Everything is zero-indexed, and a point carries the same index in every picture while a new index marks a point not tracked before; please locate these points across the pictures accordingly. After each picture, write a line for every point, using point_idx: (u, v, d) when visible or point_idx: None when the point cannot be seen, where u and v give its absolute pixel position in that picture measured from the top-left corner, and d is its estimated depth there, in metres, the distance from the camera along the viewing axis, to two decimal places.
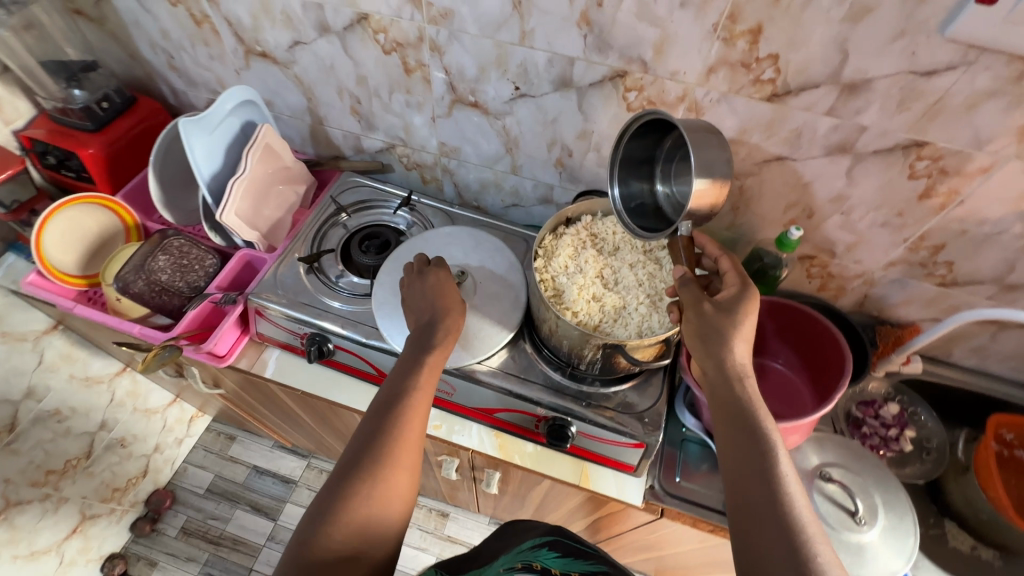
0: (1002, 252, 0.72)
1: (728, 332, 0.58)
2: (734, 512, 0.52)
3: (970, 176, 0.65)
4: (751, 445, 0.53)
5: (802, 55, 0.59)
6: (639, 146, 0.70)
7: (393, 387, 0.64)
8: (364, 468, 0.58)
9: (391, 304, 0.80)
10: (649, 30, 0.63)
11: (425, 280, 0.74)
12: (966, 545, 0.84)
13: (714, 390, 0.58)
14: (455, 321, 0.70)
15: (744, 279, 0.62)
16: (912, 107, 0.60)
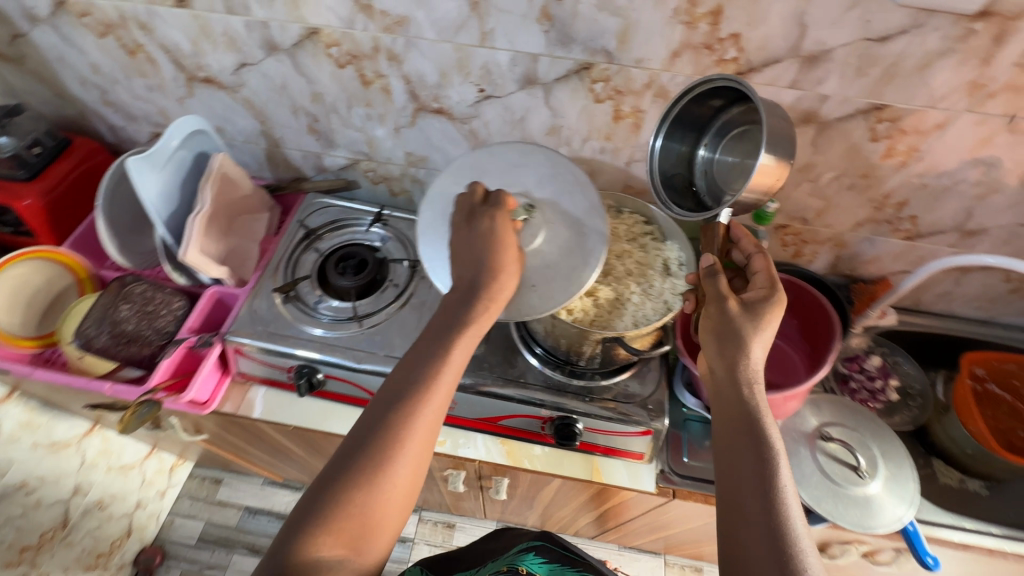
0: (960, 201, 0.76)
1: (749, 332, 0.58)
2: (728, 501, 0.53)
3: (927, 133, 0.67)
4: (751, 446, 0.54)
5: (761, 33, 0.60)
6: (694, 108, 0.66)
7: (414, 370, 0.60)
8: (373, 459, 0.55)
9: (438, 232, 0.70)
10: (610, 20, 0.63)
11: (475, 226, 0.61)
12: (955, 479, 0.89)
13: (720, 390, 0.60)
14: (507, 284, 0.61)
15: (774, 282, 0.62)
16: (870, 73, 0.62)
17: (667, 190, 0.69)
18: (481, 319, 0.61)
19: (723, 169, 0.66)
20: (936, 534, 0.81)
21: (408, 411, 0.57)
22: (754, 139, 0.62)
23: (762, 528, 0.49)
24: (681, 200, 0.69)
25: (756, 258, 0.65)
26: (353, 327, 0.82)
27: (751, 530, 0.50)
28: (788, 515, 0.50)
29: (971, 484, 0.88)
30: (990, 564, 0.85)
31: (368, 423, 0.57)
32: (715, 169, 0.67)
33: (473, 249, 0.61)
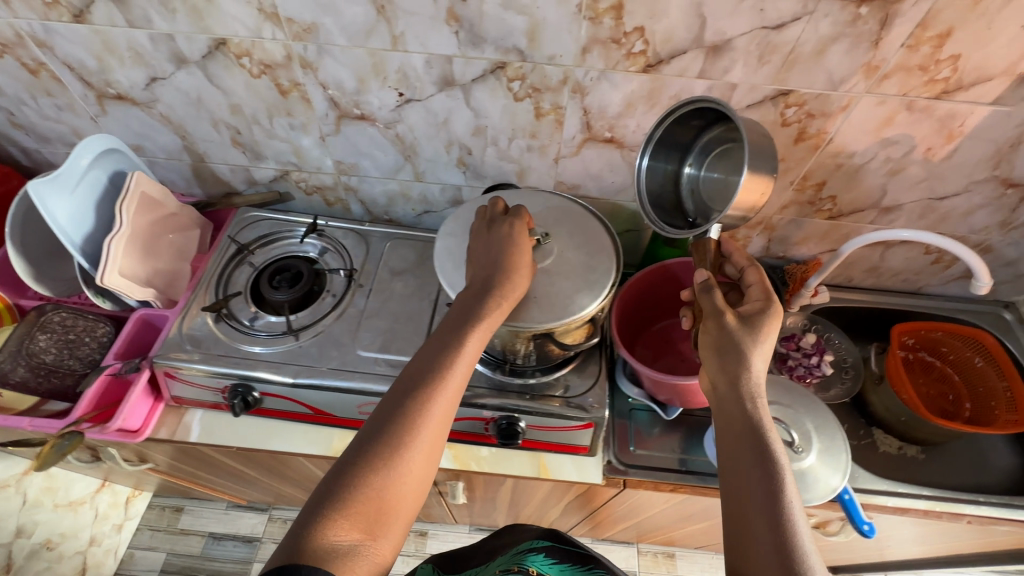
0: (874, 179, 0.79)
1: (751, 345, 0.61)
2: (734, 499, 0.55)
3: (834, 115, 0.70)
4: (752, 450, 0.57)
5: (664, 25, 0.62)
6: (678, 129, 0.67)
7: (428, 364, 0.61)
8: (388, 445, 0.55)
9: (457, 252, 0.73)
10: (517, 19, 0.63)
11: (497, 230, 0.68)
12: (894, 446, 0.93)
13: (722, 403, 0.62)
14: (521, 284, 0.65)
15: (769, 294, 0.65)
16: (772, 60, 0.64)
17: (656, 211, 0.70)
18: (494, 313, 0.63)
19: (711, 187, 0.67)
20: (871, 500, 0.82)
21: (423, 400, 0.58)
22: (736, 159, 0.63)
23: (765, 519, 0.51)
24: (671, 219, 0.70)
25: (748, 270, 0.69)
26: (290, 341, 0.81)
27: (755, 521, 0.52)
28: (790, 508, 0.52)
29: (910, 450, 0.92)
30: (935, 528, 0.89)
31: (383, 413, 0.58)
32: (704, 187, 0.68)
33: (495, 250, 0.67)
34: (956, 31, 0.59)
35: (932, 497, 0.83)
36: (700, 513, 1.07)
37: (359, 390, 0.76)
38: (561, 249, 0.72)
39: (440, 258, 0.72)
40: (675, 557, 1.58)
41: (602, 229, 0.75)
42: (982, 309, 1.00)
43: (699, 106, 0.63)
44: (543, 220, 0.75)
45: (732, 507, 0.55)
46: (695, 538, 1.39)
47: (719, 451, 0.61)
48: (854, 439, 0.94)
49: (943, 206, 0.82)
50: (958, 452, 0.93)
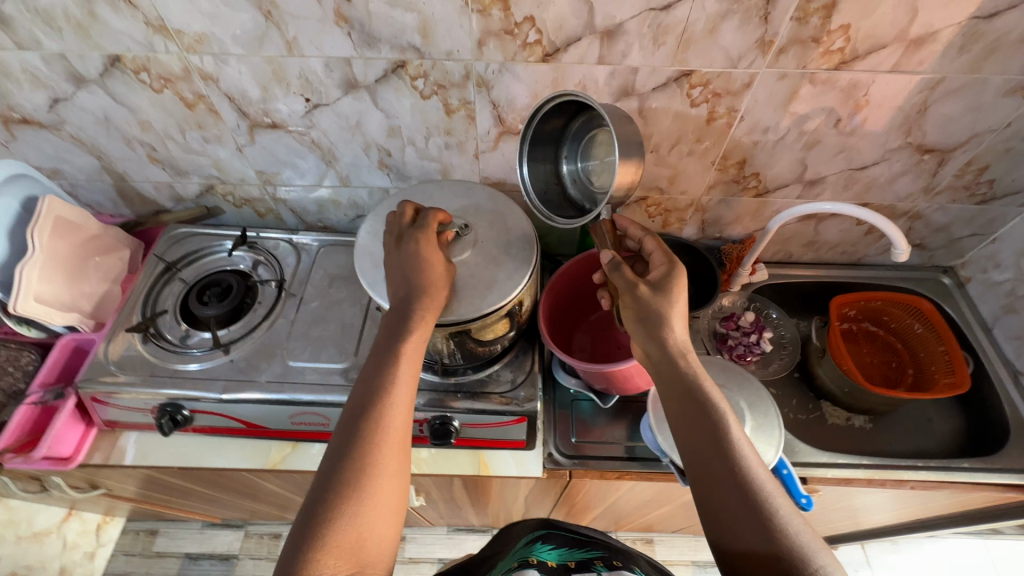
0: (793, 153, 0.79)
1: (668, 308, 0.60)
2: (703, 490, 0.54)
3: (739, 92, 0.70)
4: (707, 426, 0.56)
5: (552, 13, 0.61)
6: (545, 127, 0.69)
7: (371, 388, 0.60)
8: (353, 472, 0.54)
9: (375, 254, 0.70)
10: (407, 16, 0.62)
11: (404, 246, 0.65)
12: (842, 417, 0.93)
13: (659, 371, 0.61)
14: (443, 291, 0.64)
15: (670, 256, 0.65)
16: (666, 42, 0.64)
17: (545, 207, 0.71)
18: (425, 322, 0.62)
19: (589, 172, 0.68)
20: (811, 473, 0.82)
21: (378, 420, 0.58)
22: (606, 144, 0.65)
23: (736, 497, 0.51)
24: (562, 211, 0.71)
25: (646, 239, 0.68)
26: (222, 356, 0.80)
27: (729, 501, 0.52)
28: (753, 473, 0.52)
29: (856, 421, 0.93)
30: (885, 497, 0.90)
31: (340, 444, 0.57)
32: (583, 174, 0.69)
33: (408, 261, 0.64)
34: (842, 1, 0.60)
35: (875, 466, 0.84)
36: (662, 497, 1.07)
37: (289, 401, 0.76)
38: (480, 239, 0.71)
39: (360, 259, 0.69)
40: (654, 543, 1.58)
41: (519, 214, 0.74)
42: (922, 276, 1.01)
43: (559, 100, 0.65)
44: (463, 214, 0.73)
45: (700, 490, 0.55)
46: (670, 522, 1.39)
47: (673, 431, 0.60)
48: (802, 414, 0.94)
49: (864, 176, 0.83)
50: (904, 419, 0.93)
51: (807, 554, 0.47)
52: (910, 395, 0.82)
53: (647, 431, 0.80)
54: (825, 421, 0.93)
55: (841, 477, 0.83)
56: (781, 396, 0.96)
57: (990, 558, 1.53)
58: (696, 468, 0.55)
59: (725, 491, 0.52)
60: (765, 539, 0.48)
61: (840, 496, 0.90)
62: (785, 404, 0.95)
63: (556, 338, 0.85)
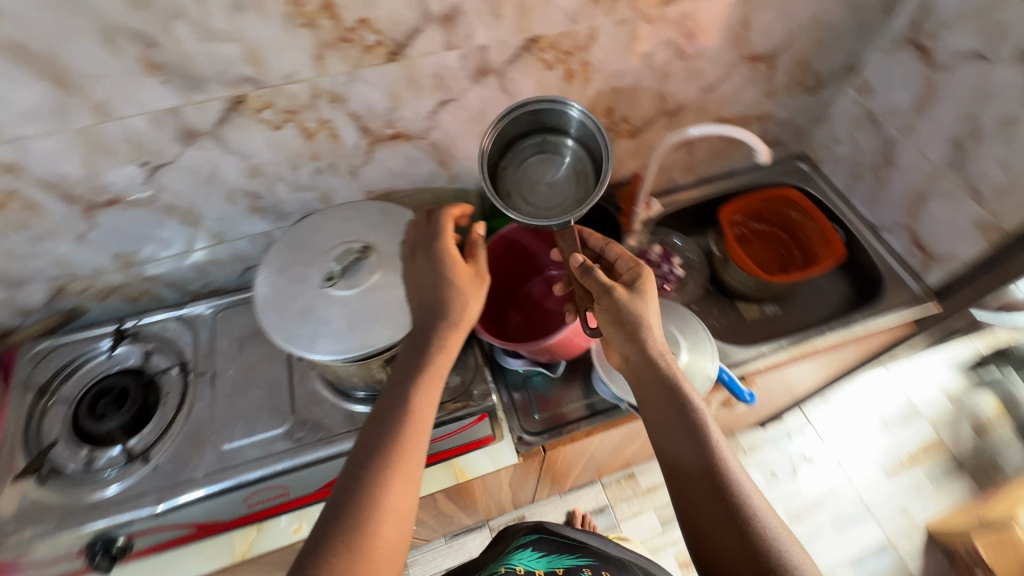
0: (650, 90, 0.84)
1: (641, 306, 0.64)
2: (678, 483, 0.57)
3: (587, 46, 0.72)
4: (684, 425, 0.59)
5: (385, 10, 0.59)
6: (522, 119, 0.71)
7: (384, 416, 0.56)
8: (359, 514, 0.49)
9: (278, 304, 0.64)
10: (229, 47, 0.57)
11: (416, 260, 0.64)
12: (756, 311, 1.04)
13: (638, 372, 0.64)
14: (474, 302, 0.63)
15: (637, 263, 0.69)
16: (505, 14, 0.64)
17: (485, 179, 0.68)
18: (452, 342, 0.61)
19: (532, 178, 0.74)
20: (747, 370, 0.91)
21: (393, 454, 0.54)
22: (583, 183, 0.72)
23: (712, 492, 0.55)
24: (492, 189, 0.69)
25: (609, 248, 0.72)
26: (143, 467, 0.71)
27: (704, 497, 0.55)
28: (729, 472, 0.56)
29: (768, 310, 1.04)
30: (808, 367, 1.01)
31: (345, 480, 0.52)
32: (524, 172, 0.74)
33: (437, 272, 0.62)
34: None
35: (793, 344, 0.94)
36: (632, 436, 1.13)
37: (236, 487, 0.70)
38: (385, 255, 0.67)
39: (265, 315, 0.63)
40: (636, 476, 1.68)
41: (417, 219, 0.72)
42: (785, 168, 1.13)
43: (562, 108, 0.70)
44: (360, 236, 0.70)
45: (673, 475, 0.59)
46: (644, 453, 1.48)
47: (650, 426, 0.62)
48: (724, 319, 1.03)
49: (715, 94, 0.89)
50: (803, 295, 1.06)
51: (779, 539, 0.51)
52: (805, 276, 0.93)
53: (601, 384, 0.83)
54: (744, 319, 1.03)
55: (770, 363, 0.93)
56: (704, 310, 1.04)
57: (893, 382, 1.81)
58: (667, 450, 0.59)
59: (696, 478, 0.56)
60: (737, 534, 0.52)
61: (774, 380, 1.01)
62: (709, 316, 1.03)
63: (491, 326, 0.84)
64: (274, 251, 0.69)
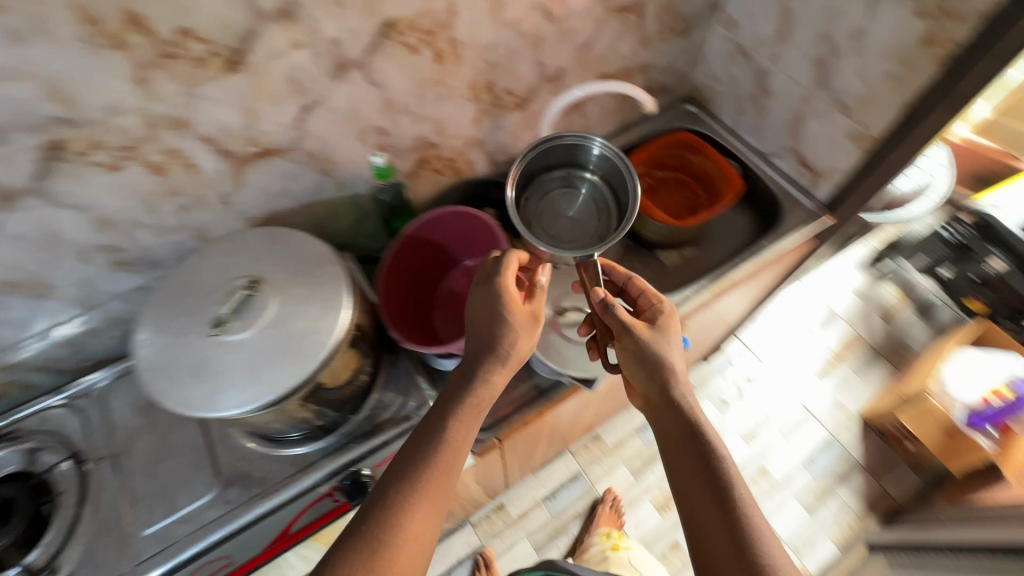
0: (527, 58, 0.81)
1: (664, 343, 0.69)
2: (690, 513, 0.62)
3: (449, 22, 0.68)
4: (701, 460, 0.63)
5: (206, 15, 0.51)
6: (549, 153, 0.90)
7: (416, 444, 0.60)
8: (377, 532, 0.54)
9: (164, 367, 0.57)
10: (21, 87, 0.48)
11: (476, 293, 0.67)
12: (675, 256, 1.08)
13: (658, 409, 0.69)
14: (525, 342, 0.65)
15: (660, 300, 0.74)
16: (350, 0, 0.58)
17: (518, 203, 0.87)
18: (498, 379, 0.64)
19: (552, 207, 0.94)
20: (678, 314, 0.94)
21: (423, 484, 0.57)
22: (598, 216, 0.94)
23: (722, 524, 0.59)
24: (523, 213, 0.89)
25: (631, 283, 0.77)
26: None
27: (715, 529, 0.59)
28: (744, 510, 0.59)
29: (687, 253, 1.11)
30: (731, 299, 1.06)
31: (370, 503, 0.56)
32: (545, 201, 0.94)
33: (496, 312, 0.64)
34: None
35: (713, 282, 0.98)
36: (586, 402, 1.14)
37: (172, 570, 0.63)
38: (277, 284, 0.61)
39: (152, 383, 0.56)
40: (601, 437, 1.72)
41: (306, 238, 0.66)
42: (675, 113, 1.16)
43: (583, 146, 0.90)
44: (245, 268, 0.63)
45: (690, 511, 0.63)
46: (603, 412, 1.51)
47: (667, 455, 0.67)
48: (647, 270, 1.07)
49: (592, 51, 0.88)
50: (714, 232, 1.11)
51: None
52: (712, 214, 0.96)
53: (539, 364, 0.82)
54: (668, 267, 1.09)
55: (696, 304, 0.97)
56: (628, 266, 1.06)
57: (809, 293, 1.97)
58: (687, 496, 0.62)
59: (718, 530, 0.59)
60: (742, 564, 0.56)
61: (704, 318, 1.05)
62: (635, 268, 1.09)
63: (415, 331, 0.79)
64: (149, 308, 0.61)
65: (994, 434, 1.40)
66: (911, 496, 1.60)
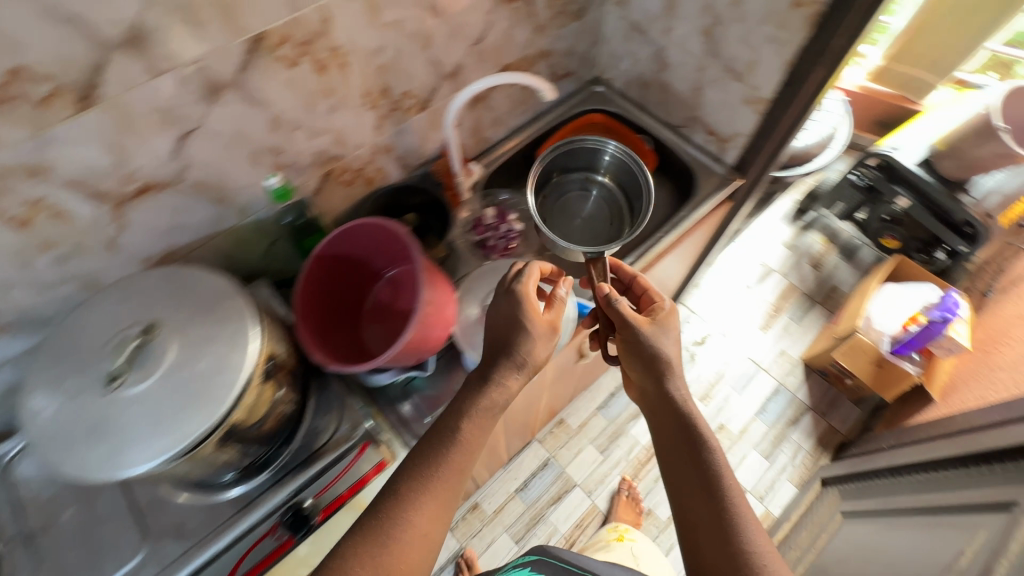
0: (419, 58, 0.80)
1: (660, 340, 0.78)
2: (679, 491, 0.72)
3: (325, 30, 0.65)
4: (691, 450, 0.73)
5: (39, 52, 0.47)
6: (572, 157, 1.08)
7: (434, 440, 0.66)
8: (390, 513, 0.61)
9: (58, 435, 0.53)
10: None
11: (500, 299, 0.72)
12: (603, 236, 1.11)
13: (655, 403, 0.79)
14: (542, 348, 0.71)
15: (662, 300, 0.83)
16: (207, 20, 0.55)
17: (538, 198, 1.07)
18: (513, 383, 0.69)
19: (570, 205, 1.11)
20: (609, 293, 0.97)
21: (437, 478, 0.64)
22: (610, 217, 1.12)
23: (707, 503, 0.69)
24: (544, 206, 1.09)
25: (635, 281, 0.87)
26: None
27: (700, 506, 0.69)
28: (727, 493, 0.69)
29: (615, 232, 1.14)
30: (661, 270, 1.10)
31: (386, 494, 0.63)
32: (563, 200, 1.12)
33: (520, 321, 0.70)
34: None
35: (640, 257, 1.01)
36: (538, 390, 1.16)
37: None
38: (175, 328, 0.57)
39: (47, 454, 0.52)
40: (565, 421, 1.74)
41: (205, 274, 0.63)
42: (584, 96, 1.18)
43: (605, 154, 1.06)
44: (139, 314, 0.59)
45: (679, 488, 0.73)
46: (562, 396, 1.54)
47: (664, 442, 0.77)
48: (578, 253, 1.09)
49: (485, 43, 0.88)
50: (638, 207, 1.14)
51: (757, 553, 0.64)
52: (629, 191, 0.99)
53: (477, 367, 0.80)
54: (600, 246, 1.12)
55: None
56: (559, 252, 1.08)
57: (744, 251, 2.05)
58: (677, 488, 0.73)
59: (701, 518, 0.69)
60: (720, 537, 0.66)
61: None
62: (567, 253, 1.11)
63: (344, 353, 0.77)
64: (35, 373, 0.56)
65: (918, 359, 1.52)
66: (855, 428, 1.71)
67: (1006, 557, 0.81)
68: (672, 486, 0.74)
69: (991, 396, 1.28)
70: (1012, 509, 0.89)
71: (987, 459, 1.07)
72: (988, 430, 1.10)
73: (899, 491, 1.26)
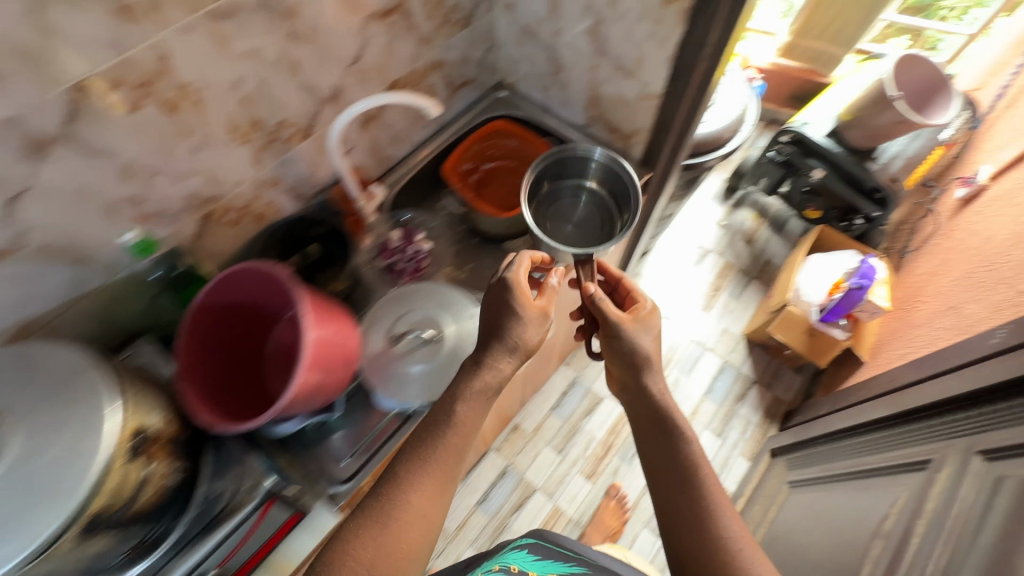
0: (290, 85, 0.75)
1: (641, 336, 0.84)
2: (658, 477, 0.82)
3: (167, 70, 0.60)
4: (669, 437, 0.83)
5: None
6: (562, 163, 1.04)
7: (428, 427, 0.70)
8: (390, 494, 0.65)
9: None
10: None
11: (491, 289, 0.75)
12: (521, 243, 1.11)
13: (632, 397, 0.89)
14: (534, 332, 0.73)
15: (643, 297, 0.91)
16: (11, 76, 0.49)
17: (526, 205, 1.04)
18: (505, 365, 0.71)
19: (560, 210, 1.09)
20: None
21: (436, 458, 0.68)
22: (601, 225, 1.08)
23: (683, 486, 0.78)
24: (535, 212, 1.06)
25: (622, 283, 0.94)
26: None
27: (677, 488, 0.79)
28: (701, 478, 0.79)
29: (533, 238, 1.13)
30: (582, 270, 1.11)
31: (386, 477, 0.68)
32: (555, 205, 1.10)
33: (516, 308, 0.72)
34: None
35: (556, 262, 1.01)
36: None
37: None
38: (17, 415, 0.51)
39: None
40: (520, 426, 1.73)
41: (55, 347, 0.57)
42: (488, 102, 1.15)
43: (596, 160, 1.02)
44: None
45: (657, 474, 0.83)
46: (511, 403, 1.52)
47: (641, 433, 0.87)
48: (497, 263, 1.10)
49: (364, 61, 0.84)
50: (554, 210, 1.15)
51: (727, 529, 0.74)
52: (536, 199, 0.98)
53: (388, 404, 0.77)
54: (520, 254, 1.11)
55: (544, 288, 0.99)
56: (477, 265, 1.08)
57: (680, 235, 2.09)
58: (656, 470, 0.82)
59: (680, 506, 0.78)
60: (694, 514, 0.76)
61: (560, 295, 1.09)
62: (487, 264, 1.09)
63: (231, 410, 0.70)
64: None
65: (846, 325, 1.57)
66: (798, 396, 1.77)
67: (923, 518, 0.84)
68: (651, 473, 0.83)
69: (911, 355, 1.34)
70: (926, 467, 0.93)
71: (909, 416, 1.10)
72: (906, 390, 1.15)
73: (835, 455, 1.30)
